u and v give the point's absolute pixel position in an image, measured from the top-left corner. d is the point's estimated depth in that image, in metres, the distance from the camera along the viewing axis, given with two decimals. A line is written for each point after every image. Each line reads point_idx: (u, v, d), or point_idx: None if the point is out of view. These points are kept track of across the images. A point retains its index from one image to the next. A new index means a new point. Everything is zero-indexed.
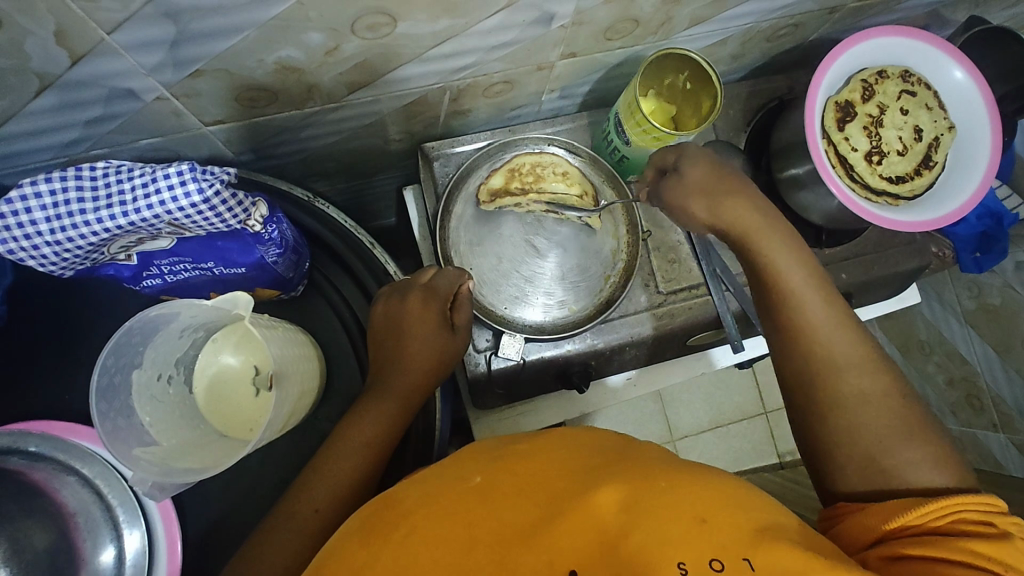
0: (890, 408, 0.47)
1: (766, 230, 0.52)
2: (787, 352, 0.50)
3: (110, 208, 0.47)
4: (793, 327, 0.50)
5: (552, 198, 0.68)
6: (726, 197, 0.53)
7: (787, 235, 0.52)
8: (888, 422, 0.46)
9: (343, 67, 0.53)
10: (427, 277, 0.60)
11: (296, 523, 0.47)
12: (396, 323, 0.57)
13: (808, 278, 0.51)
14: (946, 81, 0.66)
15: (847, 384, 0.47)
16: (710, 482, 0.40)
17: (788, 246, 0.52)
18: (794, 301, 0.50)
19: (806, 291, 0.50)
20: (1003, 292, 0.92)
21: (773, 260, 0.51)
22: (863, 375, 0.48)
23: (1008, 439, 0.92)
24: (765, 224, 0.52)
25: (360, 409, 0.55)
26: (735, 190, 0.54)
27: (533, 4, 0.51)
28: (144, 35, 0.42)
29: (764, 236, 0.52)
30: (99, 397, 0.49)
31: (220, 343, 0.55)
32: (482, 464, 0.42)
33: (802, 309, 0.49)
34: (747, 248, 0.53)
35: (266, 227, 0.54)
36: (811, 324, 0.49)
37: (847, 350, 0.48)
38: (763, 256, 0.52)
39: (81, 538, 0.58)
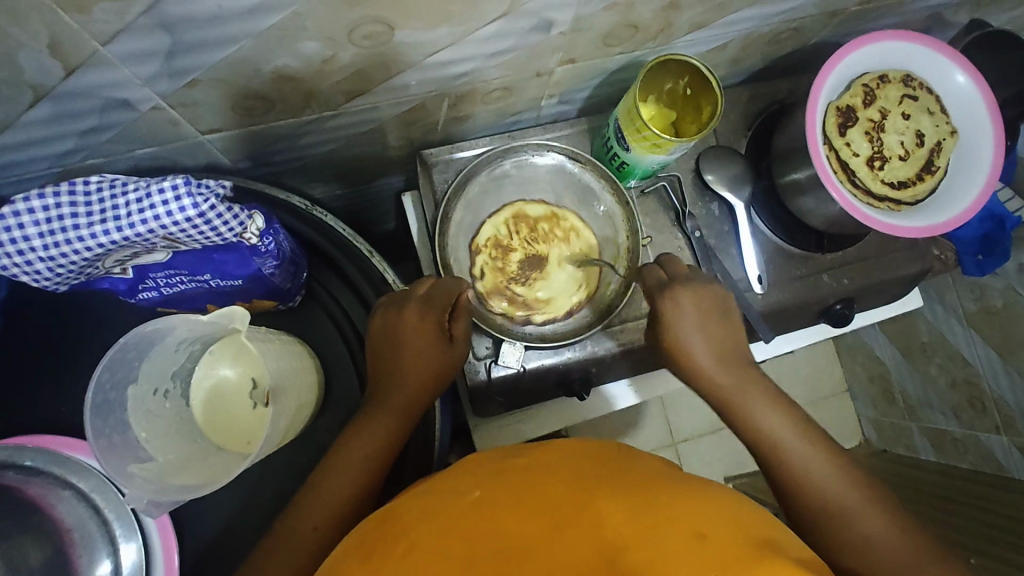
0: (902, 543, 0.48)
1: (742, 389, 0.58)
2: (790, 502, 0.53)
3: (104, 223, 0.47)
4: (787, 478, 0.53)
5: (548, 263, 0.71)
6: (704, 352, 0.60)
7: (765, 390, 0.58)
8: (905, 560, 0.47)
9: (339, 76, 0.53)
10: (425, 289, 0.59)
11: (297, 541, 0.47)
12: (392, 337, 0.57)
13: (790, 428, 0.55)
14: (948, 84, 0.66)
15: (854, 523, 0.49)
16: (709, 500, 0.40)
17: (766, 398, 0.57)
18: (784, 455, 0.54)
19: (791, 439, 0.54)
20: (1005, 294, 0.91)
21: (751, 413, 0.56)
22: (864, 513, 0.50)
23: (1011, 442, 0.92)
24: (742, 383, 0.58)
25: (359, 422, 0.54)
26: (716, 343, 0.60)
27: (532, 12, 0.51)
28: (139, 46, 0.42)
29: (742, 396, 0.57)
30: (94, 413, 0.48)
31: (216, 355, 0.55)
32: (480, 479, 0.42)
33: (787, 455, 0.53)
34: (730, 406, 0.58)
35: (262, 239, 0.53)
36: (801, 472, 0.52)
37: (846, 493, 0.51)
38: (742, 410, 0.57)
39: (77, 555, 0.58)
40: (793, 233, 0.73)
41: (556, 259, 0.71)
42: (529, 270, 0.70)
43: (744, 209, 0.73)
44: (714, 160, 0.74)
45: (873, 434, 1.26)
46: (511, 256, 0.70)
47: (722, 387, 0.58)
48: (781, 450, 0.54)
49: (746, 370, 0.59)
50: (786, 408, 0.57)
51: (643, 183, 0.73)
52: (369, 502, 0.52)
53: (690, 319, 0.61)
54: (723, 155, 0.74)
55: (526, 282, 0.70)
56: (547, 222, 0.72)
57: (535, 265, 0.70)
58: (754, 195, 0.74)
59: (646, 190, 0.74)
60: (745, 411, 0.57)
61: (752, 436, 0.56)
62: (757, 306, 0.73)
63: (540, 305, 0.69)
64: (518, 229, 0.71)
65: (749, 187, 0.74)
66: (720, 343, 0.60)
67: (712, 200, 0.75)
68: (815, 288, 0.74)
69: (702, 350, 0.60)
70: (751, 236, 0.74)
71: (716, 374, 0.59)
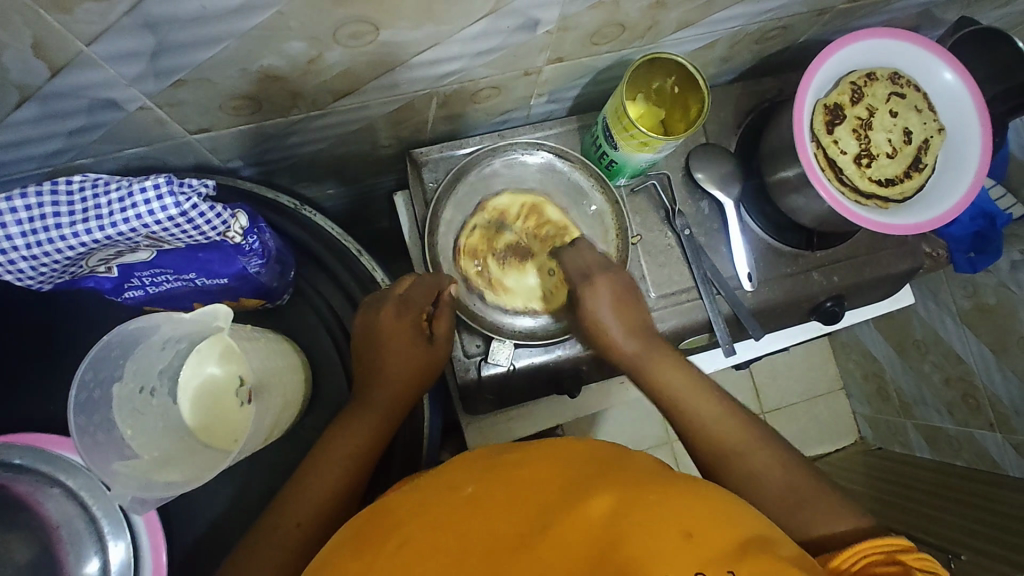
0: (789, 476, 0.51)
1: (651, 358, 0.58)
2: (695, 452, 0.55)
3: (86, 222, 0.47)
4: (692, 433, 0.55)
5: (523, 266, 0.69)
6: (617, 327, 0.59)
7: (673, 358, 0.59)
8: (791, 489, 0.50)
9: (326, 76, 0.53)
10: (403, 289, 0.59)
11: (279, 537, 0.47)
12: (371, 337, 0.57)
13: (692, 388, 0.56)
14: (935, 82, 0.66)
15: (749, 464, 0.52)
16: (697, 496, 0.40)
17: (673, 364, 0.58)
18: (687, 412, 0.55)
19: (694, 399, 0.56)
20: (998, 292, 0.91)
21: (658, 377, 0.57)
22: (755, 457, 0.52)
23: (1005, 439, 0.93)
24: (652, 354, 0.58)
25: (348, 419, 0.55)
26: (628, 316, 0.60)
27: (516, 11, 0.51)
28: (124, 46, 0.42)
29: (651, 364, 0.58)
30: (77, 411, 0.49)
31: (204, 354, 0.54)
32: (473, 475, 0.42)
33: (688, 411, 0.55)
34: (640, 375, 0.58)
35: (247, 238, 0.54)
36: (703, 426, 0.54)
37: (737, 439, 0.53)
38: (650, 377, 0.58)
39: (64, 551, 0.58)
40: (782, 231, 0.74)
41: (534, 268, 0.69)
42: (506, 256, 0.69)
43: (734, 208, 0.74)
44: (703, 159, 0.74)
45: (869, 432, 1.26)
46: (514, 219, 0.71)
47: (629, 356, 0.59)
48: (682, 407, 0.56)
49: (653, 341, 0.60)
50: (692, 372, 0.58)
51: (632, 183, 0.74)
52: (354, 499, 0.52)
53: (604, 297, 0.60)
54: (712, 154, 0.74)
55: (502, 260, 0.69)
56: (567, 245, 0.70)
57: (516, 259, 0.69)
58: (744, 193, 0.74)
59: (635, 190, 0.74)
60: (651, 376, 0.58)
61: (660, 399, 0.57)
62: (747, 303, 0.73)
63: (498, 288, 0.68)
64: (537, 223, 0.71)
65: (739, 186, 0.74)
66: (630, 318, 0.60)
67: (702, 198, 0.75)
68: (805, 286, 0.75)
69: (612, 323, 0.59)
70: (741, 234, 0.74)
71: (625, 345, 0.59)
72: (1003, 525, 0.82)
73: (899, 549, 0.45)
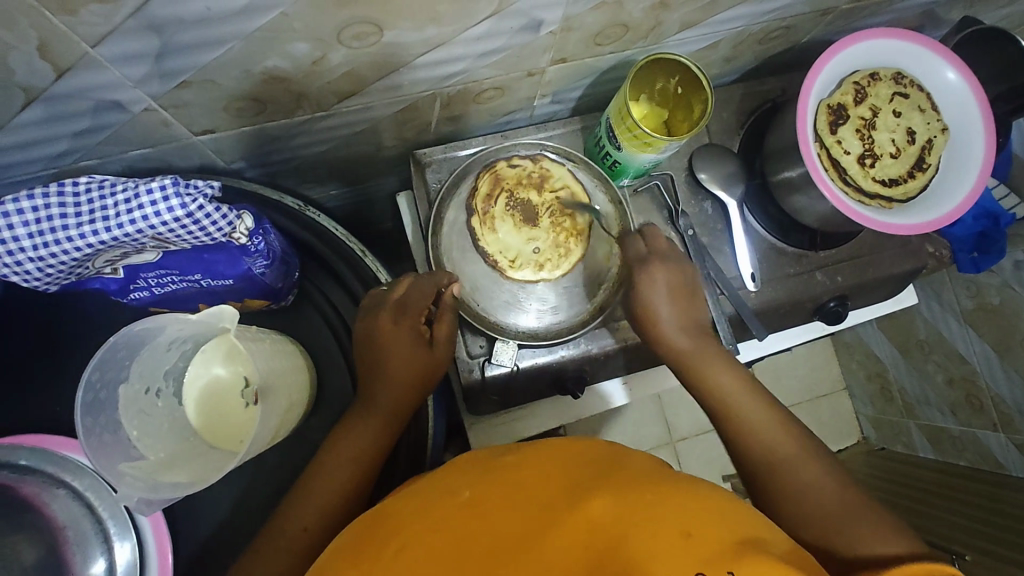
0: (840, 492, 0.49)
1: (703, 353, 0.59)
2: (742, 458, 0.54)
3: (92, 223, 0.47)
4: (739, 434, 0.54)
5: (521, 227, 0.69)
6: (671, 317, 0.61)
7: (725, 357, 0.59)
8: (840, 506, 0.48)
9: (330, 76, 0.53)
10: (399, 292, 0.58)
11: (286, 541, 0.47)
12: (370, 342, 0.57)
13: (743, 389, 0.56)
14: (939, 83, 0.66)
15: (797, 475, 0.50)
16: (697, 495, 0.40)
17: (724, 363, 0.58)
18: (733, 411, 0.55)
19: (743, 398, 0.56)
20: (1002, 292, 0.91)
21: (708, 375, 0.57)
22: (807, 467, 0.50)
23: (1008, 439, 0.92)
24: (704, 349, 0.59)
25: (350, 423, 0.55)
26: (683, 306, 0.62)
27: (520, 11, 0.51)
28: (129, 48, 0.42)
29: (701, 360, 0.59)
30: (84, 412, 0.49)
31: (208, 355, 0.55)
32: (471, 478, 0.42)
33: (736, 412, 0.55)
34: (690, 369, 0.59)
35: (252, 239, 0.54)
36: (751, 427, 0.54)
37: (787, 446, 0.52)
38: (699, 374, 0.58)
39: (70, 552, 0.58)
40: (786, 231, 0.74)
41: (527, 237, 0.69)
42: (514, 206, 0.69)
43: (737, 208, 0.74)
44: (706, 159, 0.74)
45: (872, 432, 1.26)
46: (551, 175, 0.70)
47: (680, 350, 0.60)
48: (732, 408, 0.55)
49: (705, 338, 0.61)
50: (741, 374, 0.58)
51: (636, 182, 0.74)
52: (360, 501, 0.52)
53: (657, 285, 0.61)
54: (715, 154, 0.74)
55: (511, 203, 0.69)
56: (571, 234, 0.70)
57: (518, 215, 0.69)
58: (747, 194, 0.75)
59: (638, 190, 0.74)
60: (701, 372, 0.58)
61: (708, 397, 0.57)
62: (751, 304, 0.73)
63: (485, 224, 0.68)
64: (562, 195, 0.70)
65: (742, 186, 0.74)
66: (683, 311, 0.61)
67: (705, 199, 0.75)
68: (809, 286, 0.75)
69: (665, 314, 0.61)
70: (744, 234, 0.74)
71: (675, 338, 0.60)
72: (1005, 526, 0.81)
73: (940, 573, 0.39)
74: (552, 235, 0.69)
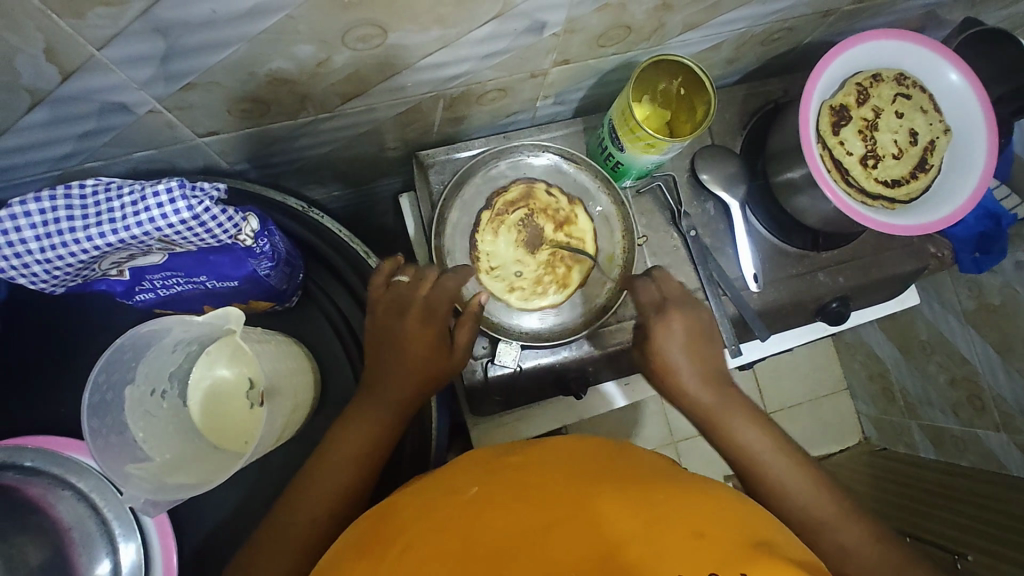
0: (880, 556, 0.49)
1: (726, 411, 0.57)
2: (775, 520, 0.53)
3: (98, 226, 0.47)
4: (771, 497, 0.53)
5: (521, 245, 0.69)
6: (691, 372, 0.58)
7: (748, 411, 0.57)
8: (883, 572, 0.49)
9: (334, 78, 0.53)
10: (422, 294, 0.58)
11: (292, 533, 0.48)
12: (388, 336, 0.57)
13: (771, 446, 0.55)
14: (941, 83, 0.66)
15: (836, 539, 0.50)
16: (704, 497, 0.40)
17: (749, 417, 0.57)
18: (763, 471, 0.54)
19: (771, 457, 0.54)
20: (1004, 292, 0.91)
21: (733, 434, 0.56)
22: (843, 530, 0.50)
23: (1009, 439, 0.93)
24: (725, 404, 0.57)
25: (354, 413, 0.55)
26: (703, 358, 0.59)
27: (524, 14, 0.51)
28: (135, 50, 0.42)
29: (725, 418, 0.57)
30: (90, 413, 0.49)
31: (214, 356, 0.55)
32: (477, 476, 0.43)
33: (767, 474, 0.53)
34: (713, 428, 0.57)
35: (257, 240, 0.54)
36: (783, 490, 0.53)
37: (824, 509, 0.51)
38: (726, 432, 0.56)
39: (76, 553, 0.58)
40: (788, 232, 0.74)
41: (520, 259, 0.69)
42: (522, 224, 0.70)
43: (740, 208, 0.74)
44: (709, 160, 0.74)
45: (873, 432, 1.26)
46: (576, 216, 0.71)
47: (703, 407, 0.58)
48: (764, 469, 0.54)
49: (727, 390, 0.59)
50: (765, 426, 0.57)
51: (638, 183, 0.74)
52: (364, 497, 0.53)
53: (677, 340, 0.59)
54: (717, 154, 0.74)
55: (523, 219, 0.70)
56: (560, 277, 0.70)
57: (523, 234, 0.70)
58: (749, 194, 0.75)
59: (641, 190, 0.74)
60: (725, 430, 0.56)
61: (734, 457, 0.56)
62: (753, 305, 0.73)
63: (494, 224, 0.69)
64: (573, 242, 0.70)
65: (745, 187, 0.74)
66: (704, 364, 0.59)
67: (708, 200, 0.75)
68: (811, 286, 0.75)
69: (686, 370, 0.58)
70: (746, 235, 0.74)
71: (698, 394, 0.58)
72: (1008, 526, 0.81)
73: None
74: (544, 268, 0.69)
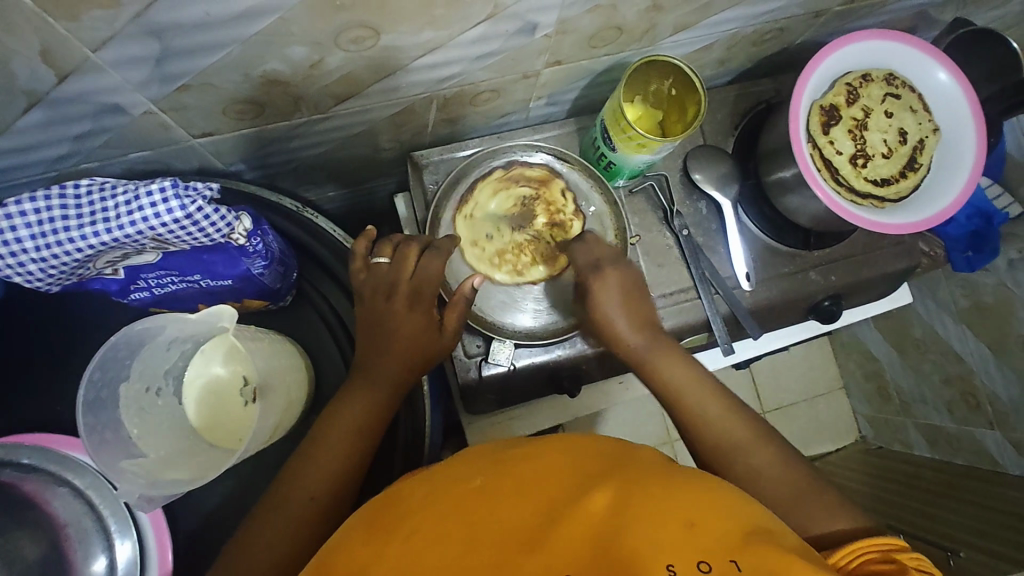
0: (789, 474, 0.51)
1: (654, 351, 0.59)
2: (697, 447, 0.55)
3: (93, 225, 0.48)
4: (692, 427, 0.55)
5: (514, 221, 0.70)
6: (622, 316, 0.60)
7: (676, 352, 0.59)
8: (792, 488, 0.50)
9: (328, 79, 0.54)
10: (407, 276, 0.57)
11: (291, 509, 0.48)
12: (378, 317, 0.57)
13: (694, 386, 0.57)
14: (930, 83, 0.67)
15: (746, 460, 0.52)
16: (702, 488, 0.40)
17: (677, 359, 0.59)
18: (684, 403, 0.56)
19: (694, 391, 0.56)
20: (996, 291, 0.91)
21: (661, 374, 0.58)
22: (754, 451, 0.52)
23: (1003, 437, 0.93)
24: (654, 346, 0.59)
25: (352, 395, 0.55)
26: (635, 303, 0.61)
27: (515, 15, 0.52)
28: (130, 52, 0.43)
29: (654, 357, 0.59)
30: (87, 410, 0.49)
31: (208, 354, 0.56)
32: (476, 469, 0.43)
33: (687, 408, 0.56)
34: (643, 368, 0.59)
35: (250, 240, 0.55)
36: (701, 418, 0.55)
37: (737, 433, 0.53)
38: (654, 375, 0.58)
39: (72, 549, 0.59)
40: (780, 231, 0.74)
41: (500, 226, 0.70)
42: (526, 200, 0.70)
43: (732, 208, 0.74)
44: (701, 160, 0.75)
45: (869, 431, 1.27)
46: (571, 227, 0.70)
47: (633, 351, 0.59)
48: (685, 405, 0.56)
49: (657, 335, 0.60)
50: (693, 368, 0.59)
51: (631, 183, 0.74)
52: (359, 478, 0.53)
53: (611, 291, 0.61)
54: (709, 154, 0.75)
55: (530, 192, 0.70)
56: (524, 263, 0.69)
57: (515, 204, 0.70)
58: (742, 193, 0.75)
59: (634, 190, 0.75)
60: (654, 369, 0.58)
61: (663, 393, 0.58)
62: (745, 303, 0.74)
63: (504, 185, 0.70)
64: (555, 241, 0.70)
65: (737, 186, 0.75)
66: (637, 314, 0.61)
67: (700, 199, 0.76)
68: (803, 285, 0.75)
69: (619, 318, 0.60)
70: (739, 234, 0.74)
71: (629, 340, 0.60)
72: (1002, 523, 0.82)
73: (895, 548, 0.44)
74: (516, 246, 0.69)
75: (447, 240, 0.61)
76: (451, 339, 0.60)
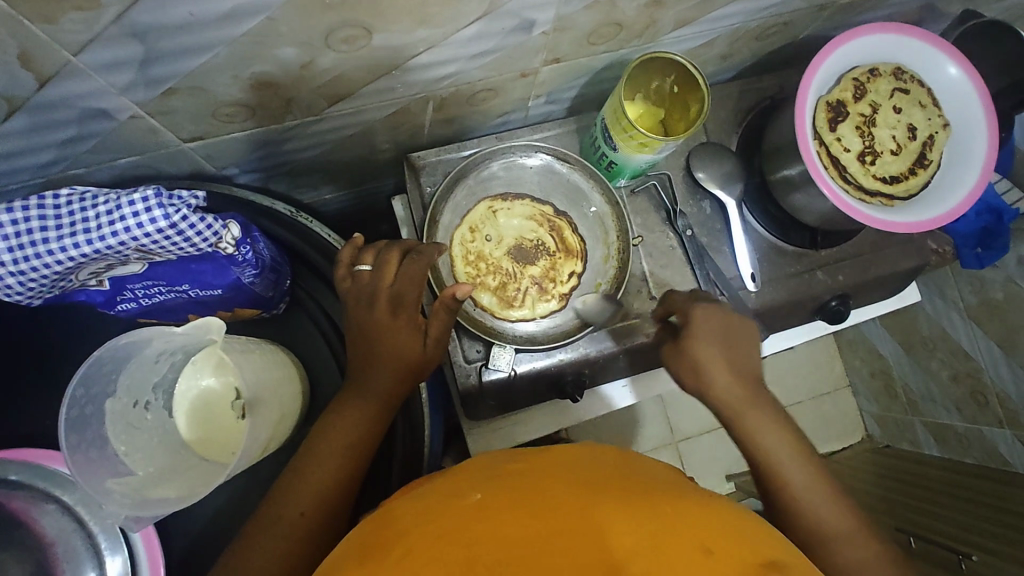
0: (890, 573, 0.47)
1: (749, 404, 0.55)
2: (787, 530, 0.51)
3: (74, 237, 0.46)
4: (783, 498, 0.51)
5: (517, 247, 0.69)
6: (721, 357, 0.57)
7: (773, 412, 0.55)
8: None
9: (319, 81, 0.52)
10: (387, 283, 0.56)
11: (282, 528, 0.47)
12: (366, 330, 0.55)
13: (791, 450, 0.53)
14: (939, 77, 0.65)
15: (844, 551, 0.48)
16: (720, 517, 0.38)
17: (772, 421, 0.55)
18: (776, 470, 0.52)
19: (789, 460, 0.52)
20: (1006, 287, 0.89)
21: (753, 434, 0.54)
22: (857, 544, 0.48)
23: (1014, 436, 0.92)
24: (750, 399, 0.55)
25: (346, 410, 0.54)
26: (742, 344, 0.59)
27: (511, 12, 0.50)
28: (112, 56, 0.41)
29: (748, 413, 0.55)
30: (68, 429, 0.48)
31: (198, 366, 0.54)
32: (480, 484, 0.41)
33: (787, 475, 0.52)
34: (736, 424, 0.55)
35: (239, 248, 0.53)
36: (793, 492, 0.51)
37: (839, 518, 0.50)
38: (744, 426, 0.55)
39: (61, 568, 0.58)
40: (786, 230, 0.73)
41: (505, 247, 0.68)
42: (538, 247, 0.69)
43: (736, 207, 0.73)
44: (704, 158, 0.73)
45: (877, 430, 1.25)
46: (540, 301, 0.68)
47: (729, 401, 0.56)
48: (780, 472, 0.52)
49: (753, 388, 0.57)
50: (791, 435, 0.54)
51: (632, 183, 0.73)
52: (355, 489, 0.52)
53: (711, 347, 0.57)
54: (712, 153, 0.73)
55: (555, 230, 0.70)
56: (482, 280, 0.67)
57: (539, 245, 0.69)
58: (746, 192, 0.74)
59: (635, 190, 0.73)
60: (748, 429, 0.54)
61: (756, 459, 0.53)
62: (750, 305, 0.72)
63: (540, 220, 0.70)
64: (532, 289, 0.68)
65: (741, 184, 0.73)
66: (736, 366, 0.57)
67: (704, 198, 0.74)
68: (809, 285, 0.74)
69: (715, 365, 0.56)
70: (744, 234, 0.73)
71: (723, 386, 0.56)
72: (1007, 523, 0.81)
73: None
74: (494, 264, 0.68)
75: (431, 247, 0.59)
76: (439, 346, 0.58)
